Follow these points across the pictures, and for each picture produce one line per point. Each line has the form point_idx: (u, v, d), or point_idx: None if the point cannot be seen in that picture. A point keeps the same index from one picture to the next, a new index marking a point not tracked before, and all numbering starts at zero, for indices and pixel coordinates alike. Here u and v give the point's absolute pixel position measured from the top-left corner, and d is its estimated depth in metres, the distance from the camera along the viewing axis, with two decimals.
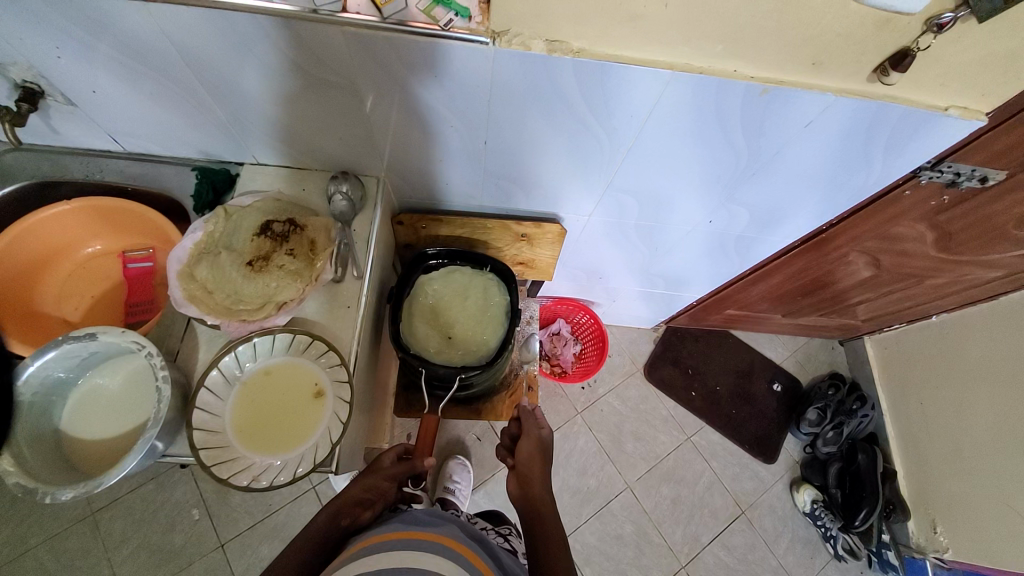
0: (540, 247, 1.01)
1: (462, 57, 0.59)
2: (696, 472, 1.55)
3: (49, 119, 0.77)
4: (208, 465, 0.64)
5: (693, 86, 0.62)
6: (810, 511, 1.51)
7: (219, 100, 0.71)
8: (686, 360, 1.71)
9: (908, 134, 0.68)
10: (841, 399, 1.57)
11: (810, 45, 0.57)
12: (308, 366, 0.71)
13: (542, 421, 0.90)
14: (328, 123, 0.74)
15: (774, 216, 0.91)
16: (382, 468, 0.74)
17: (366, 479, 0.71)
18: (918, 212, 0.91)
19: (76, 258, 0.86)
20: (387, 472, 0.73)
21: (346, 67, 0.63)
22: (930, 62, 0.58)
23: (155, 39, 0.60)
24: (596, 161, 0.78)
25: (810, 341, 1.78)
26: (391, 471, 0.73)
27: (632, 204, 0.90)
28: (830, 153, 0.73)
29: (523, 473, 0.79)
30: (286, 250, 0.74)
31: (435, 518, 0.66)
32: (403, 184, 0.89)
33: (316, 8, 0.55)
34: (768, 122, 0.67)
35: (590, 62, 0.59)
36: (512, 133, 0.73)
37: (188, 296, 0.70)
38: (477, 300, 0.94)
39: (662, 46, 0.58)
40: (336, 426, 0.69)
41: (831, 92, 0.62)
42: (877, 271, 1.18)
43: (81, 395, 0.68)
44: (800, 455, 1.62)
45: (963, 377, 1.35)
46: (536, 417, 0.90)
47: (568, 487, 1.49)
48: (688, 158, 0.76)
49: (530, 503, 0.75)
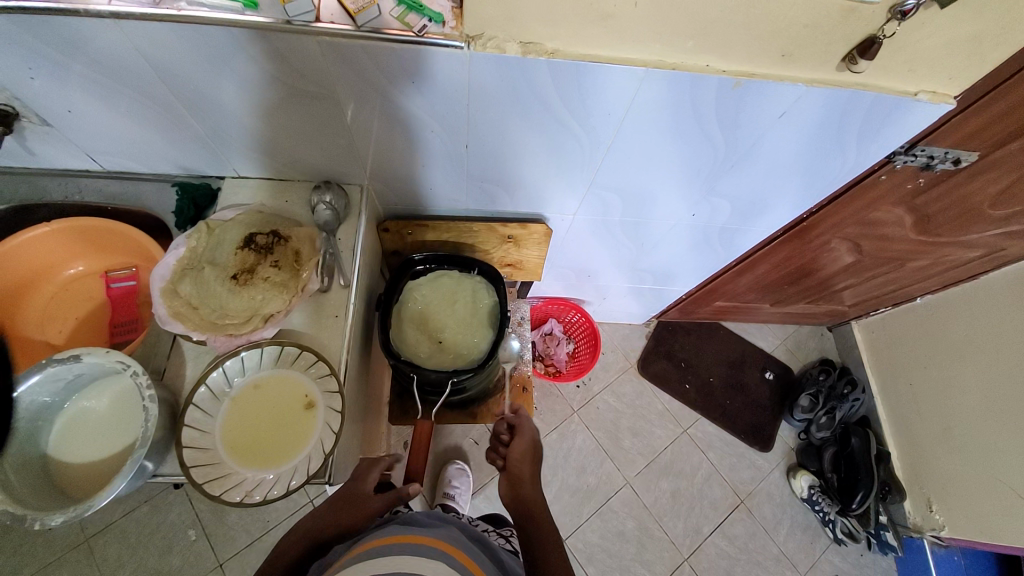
0: (527, 248, 1.02)
1: (439, 62, 0.60)
2: (694, 465, 1.56)
3: (23, 141, 0.76)
4: (199, 483, 0.63)
5: (668, 82, 0.63)
6: (808, 496, 1.53)
7: (197, 116, 0.70)
8: (679, 354, 1.72)
9: (881, 120, 0.70)
10: (832, 384, 1.60)
11: (779, 37, 0.58)
12: (297, 378, 0.71)
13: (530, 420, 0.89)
14: (308, 134, 0.74)
15: (756, 206, 0.92)
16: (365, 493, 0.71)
17: (348, 510, 0.69)
18: (896, 196, 0.92)
19: (58, 281, 0.84)
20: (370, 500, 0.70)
21: (323, 77, 0.63)
22: (897, 48, 0.60)
23: (128, 57, 0.60)
24: (578, 159, 0.79)
25: (800, 329, 1.80)
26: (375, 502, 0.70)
27: (616, 201, 0.91)
28: (806, 142, 0.74)
29: (514, 475, 0.79)
30: (270, 262, 0.73)
31: (436, 520, 0.66)
32: (388, 191, 0.89)
33: (289, 19, 0.55)
34: (743, 114, 0.68)
35: (564, 63, 0.59)
36: (493, 136, 0.73)
37: (173, 314, 0.70)
38: (465, 303, 0.94)
39: (637, 44, 0.59)
40: (328, 437, 0.68)
41: (803, 82, 0.63)
42: (860, 256, 1.20)
43: (68, 418, 0.67)
44: (795, 443, 1.64)
45: (950, 357, 1.37)
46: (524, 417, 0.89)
47: (568, 486, 1.49)
48: (668, 153, 0.77)
49: (522, 504, 0.75)
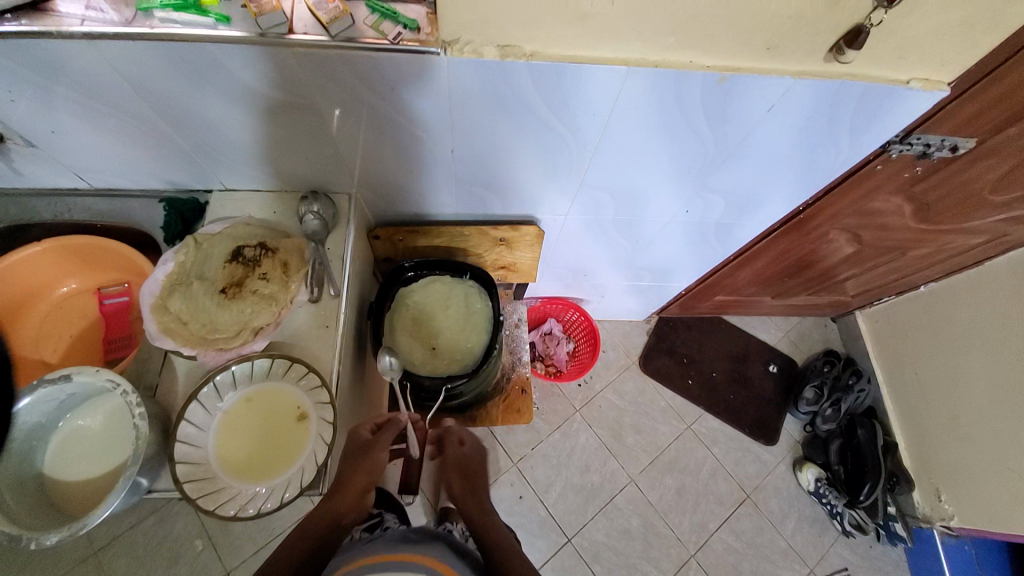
0: (519, 250, 1.01)
1: (416, 70, 0.59)
2: (698, 460, 1.55)
3: (11, 162, 0.76)
4: (194, 498, 0.63)
5: (652, 80, 0.62)
6: (814, 489, 1.51)
7: (179, 131, 0.70)
8: (681, 349, 1.71)
9: (873, 110, 0.68)
10: (836, 375, 1.59)
11: (763, 30, 0.56)
12: (288, 390, 0.71)
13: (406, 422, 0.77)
14: (292, 145, 0.73)
15: (750, 200, 0.91)
16: (371, 443, 0.74)
17: (357, 464, 0.71)
18: (893, 185, 0.91)
19: (51, 299, 0.85)
20: (378, 445, 0.73)
21: (301, 89, 0.62)
22: (886, 37, 0.58)
23: (105, 74, 0.59)
24: (565, 160, 0.78)
25: (803, 320, 1.78)
26: (382, 443, 0.74)
27: (607, 200, 0.90)
28: (797, 136, 0.73)
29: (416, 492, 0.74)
30: (258, 274, 0.73)
31: (423, 536, 0.65)
32: (376, 198, 0.88)
33: (263, 32, 0.54)
34: (731, 110, 0.67)
35: (544, 64, 0.58)
36: (478, 140, 0.73)
37: (163, 330, 0.69)
38: (458, 308, 0.93)
39: (617, 43, 0.57)
40: (321, 448, 0.67)
41: (790, 75, 0.61)
42: (860, 246, 1.18)
43: (62, 437, 0.67)
44: (801, 435, 1.62)
45: (955, 345, 1.35)
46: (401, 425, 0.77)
47: (572, 486, 1.49)
48: (657, 151, 0.76)
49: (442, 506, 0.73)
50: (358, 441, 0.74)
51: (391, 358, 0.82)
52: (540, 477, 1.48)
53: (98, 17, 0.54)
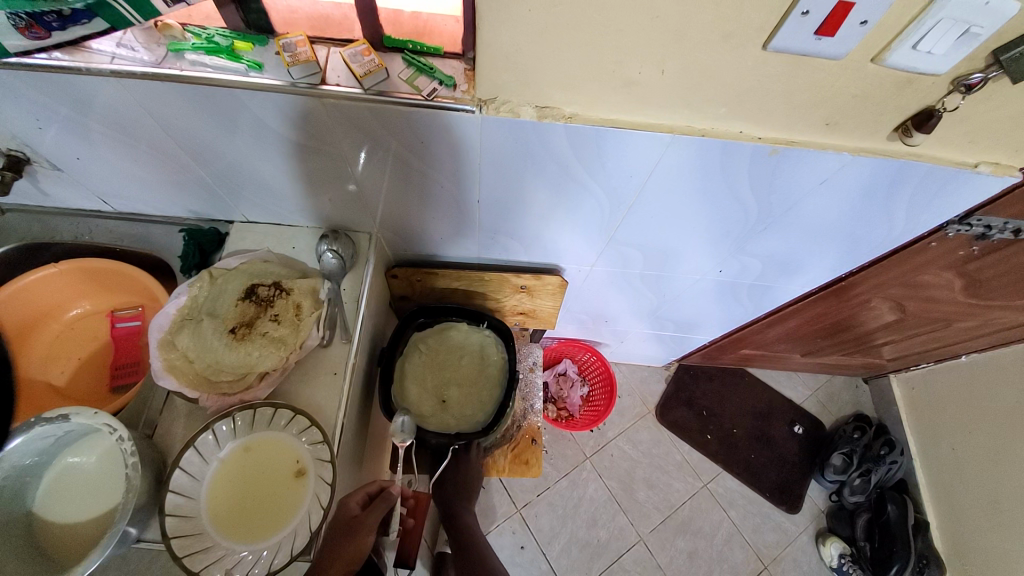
0: (540, 298, 0.97)
1: (447, 125, 0.56)
2: (713, 524, 1.46)
3: (37, 183, 0.75)
4: (179, 557, 0.59)
5: (696, 149, 0.58)
6: (837, 566, 1.42)
7: (203, 165, 0.68)
8: (700, 401, 1.63)
9: (935, 191, 0.63)
10: (867, 444, 1.48)
11: (823, 106, 0.52)
12: (289, 443, 0.68)
13: (386, 496, 0.69)
14: (316, 185, 0.71)
15: (790, 265, 0.85)
16: (358, 521, 0.66)
17: (338, 545, 0.62)
18: (946, 261, 0.84)
19: (63, 319, 0.83)
20: (365, 526, 0.65)
21: (329, 136, 0.60)
22: (958, 120, 0.53)
23: (133, 111, 0.58)
24: (596, 217, 0.74)
25: (832, 379, 1.69)
26: (371, 521, 0.65)
27: (637, 256, 0.86)
28: (848, 210, 0.68)
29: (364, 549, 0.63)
30: (270, 316, 0.71)
31: None
32: (396, 239, 0.85)
33: (295, 81, 0.53)
34: (779, 181, 0.63)
35: (584, 128, 0.56)
36: (509, 194, 0.70)
37: (167, 367, 0.67)
38: (472, 357, 0.93)
39: (662, 111, 0.54)
40: (316, 511, 0.64)
41: (847, 151, 0.57)
42: (902, 316, 1.11)
43: (55, 475, 0.64)
44: (825, 504, 1.52)
45: (998, 424, 1.25)
46: (382, 496, 0.69)
47: (577, 540, 1.41)
48: (694, 214, 0.71)
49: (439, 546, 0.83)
50: (346, 517, 0.67)
51: (404, 419, 0.79)
52: (545, 527, 1.41)
53: (129, 56, 0.53)
